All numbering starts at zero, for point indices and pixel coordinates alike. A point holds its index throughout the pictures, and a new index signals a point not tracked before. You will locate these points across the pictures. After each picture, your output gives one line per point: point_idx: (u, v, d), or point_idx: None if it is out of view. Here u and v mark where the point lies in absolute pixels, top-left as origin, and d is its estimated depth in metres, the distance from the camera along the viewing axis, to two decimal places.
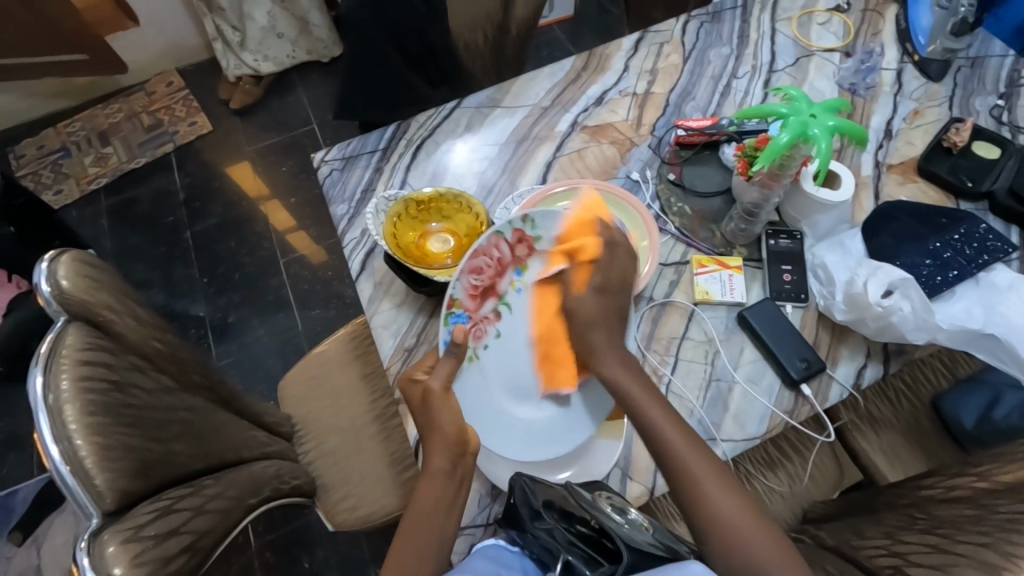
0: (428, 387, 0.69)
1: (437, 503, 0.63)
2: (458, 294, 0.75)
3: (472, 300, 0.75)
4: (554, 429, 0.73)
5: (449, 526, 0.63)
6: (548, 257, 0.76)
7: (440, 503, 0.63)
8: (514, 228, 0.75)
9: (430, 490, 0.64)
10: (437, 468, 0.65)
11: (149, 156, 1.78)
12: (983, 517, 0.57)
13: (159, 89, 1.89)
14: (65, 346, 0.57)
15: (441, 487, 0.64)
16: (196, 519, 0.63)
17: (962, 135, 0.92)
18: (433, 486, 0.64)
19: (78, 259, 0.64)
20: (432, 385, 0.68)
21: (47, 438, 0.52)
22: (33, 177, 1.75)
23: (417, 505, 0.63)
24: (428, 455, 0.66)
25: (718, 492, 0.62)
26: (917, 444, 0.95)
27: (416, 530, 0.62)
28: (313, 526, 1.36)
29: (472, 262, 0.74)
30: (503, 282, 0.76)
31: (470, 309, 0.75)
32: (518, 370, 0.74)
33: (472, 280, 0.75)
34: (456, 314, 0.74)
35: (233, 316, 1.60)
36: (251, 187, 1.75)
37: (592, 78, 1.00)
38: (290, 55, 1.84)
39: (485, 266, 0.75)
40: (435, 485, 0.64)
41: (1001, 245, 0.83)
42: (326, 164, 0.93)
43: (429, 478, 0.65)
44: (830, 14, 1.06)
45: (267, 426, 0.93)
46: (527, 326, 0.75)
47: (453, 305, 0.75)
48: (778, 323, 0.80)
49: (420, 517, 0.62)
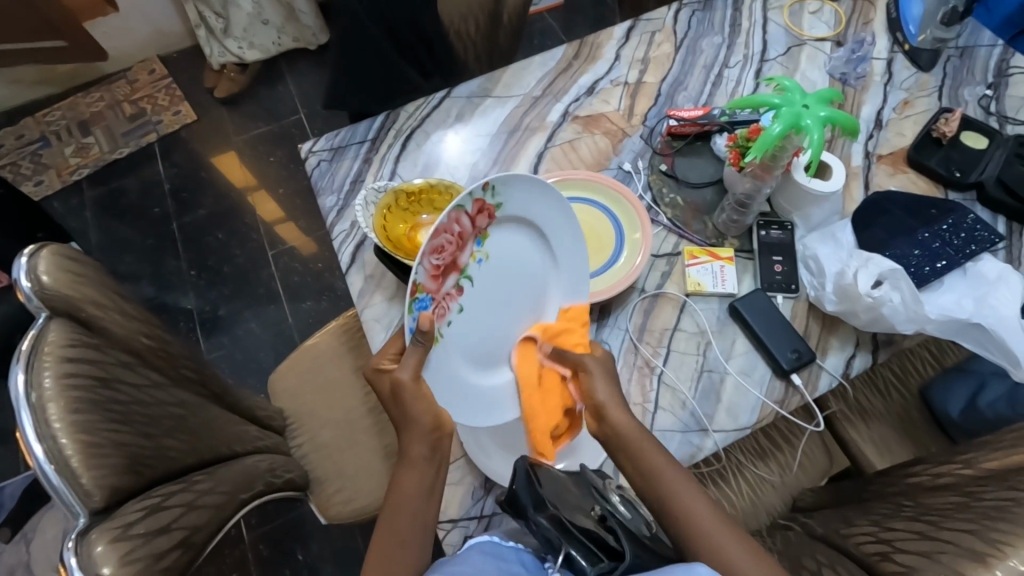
0: (397, 380, 0.61)
1: (419, 492, 0.63)
2: (421, 279, 0.58)
3: (434, 282, 0.60)
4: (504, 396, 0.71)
5: (430, 515, 0.63)
6: (502, 222, 0.67)
7: (422, 492, 0.63)
8: (476, 197, 0.60)
9: (412, 479, 0.63)
10: (416, 456, 0.63)
11: (132, 146, 1.74)
12: (969, 505, 0.58)
13: (141, 78, 1.85)
14: (48, 343, 0.56)
15: (421, 475, 0.64)
16: (188, 515, 0.62)
17: (951, 125, 0.92)
18: (415, 475, 0.63)
19: (60, 253, 0.62)
20: (401, 378, 0.61)
21: (30, 437, 0.51)
22: (12, 168, 1.71)
23: (399, 494, 0.63)
24: (407, 443, 0.64)
25: (690, 494, 0.63)
26: (904, 433, 0.96)
27: (399, 517, 0.62)
28: (307, 518, 1.36)
29: (435, 241, 0.58)
30: (464, 255, 0.63)
31: (434, 291, 0.60)
32: (479, 340, 0.68)
33: (434, 260, 0.59)
34: (421, 301, 0.59)
35: (222, 309, 1.58)
36: (238, 178, 1.72)
37: (584, 67, 0.99)
38: (275, 42, 1.81)
39: (447, 242, 0.60)
40: (417, 473, 0.63)
41: (988, 235, 0.84)
42: (314, 155, 0.92)
43: (409, 467, 0.64)
44: (822, 3, 1.06)
45: (258, 421, 0.92)
46: (486, 303, 0.67)
47: (415, 292, 0.58)
48: (769, 313, 0.80)
49: (404, 507, 0.62)
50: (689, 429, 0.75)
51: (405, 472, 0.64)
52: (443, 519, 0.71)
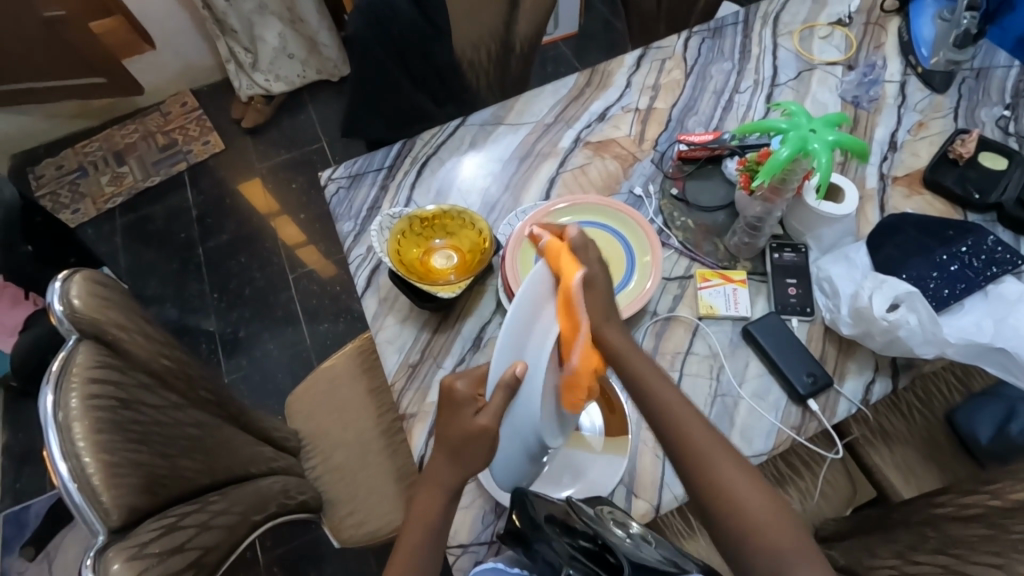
0: (481, 428, 0.57)
1: (430, 521, 0.61)
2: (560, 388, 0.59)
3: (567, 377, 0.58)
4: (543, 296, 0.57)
5: (440, 541, 0.62)
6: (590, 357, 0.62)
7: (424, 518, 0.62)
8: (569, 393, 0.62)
9: (424, 499, 0.62)
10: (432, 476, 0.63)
11: (163, 175, 1.82)
12: (996, 538, 0.56)
13: (174, 110, 1.94)
14: (76, 363, 0.58)
15: (442, 499, 0.61)
16: (201, 536, 0.63)
17: (968, 146, 0.91)
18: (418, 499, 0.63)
19: (90, 278, 0.65)
20: (484, 426, 0.57)
21: (55, 455, 0.53)
22: (51, 196, 1.80)
23: (415, 513, 0.62)
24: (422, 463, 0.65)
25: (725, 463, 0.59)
26: (932, 460, 0.93)
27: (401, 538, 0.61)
28: (321, 542, 1.36)
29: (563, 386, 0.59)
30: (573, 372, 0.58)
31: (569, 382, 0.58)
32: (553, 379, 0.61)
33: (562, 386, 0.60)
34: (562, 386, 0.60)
35: (243, 332, 1.61)
36: (262, 204, 1.78)
37: (595, 94, 1.01)
38: (300, 75, 1.89)
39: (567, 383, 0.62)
40: (428, 493, 0.62)
41: (1010, 257, 0.82)
42: (333, 182, 0.95)
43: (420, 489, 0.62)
44: (832, 28, 1.07)
45: (275, 442, 0.93)
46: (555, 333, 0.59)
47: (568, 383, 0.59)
48: (783, 337, 0.79)
49: (412, 532, 0.62)
50: None
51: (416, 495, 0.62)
52: (451, 544, 0.71)
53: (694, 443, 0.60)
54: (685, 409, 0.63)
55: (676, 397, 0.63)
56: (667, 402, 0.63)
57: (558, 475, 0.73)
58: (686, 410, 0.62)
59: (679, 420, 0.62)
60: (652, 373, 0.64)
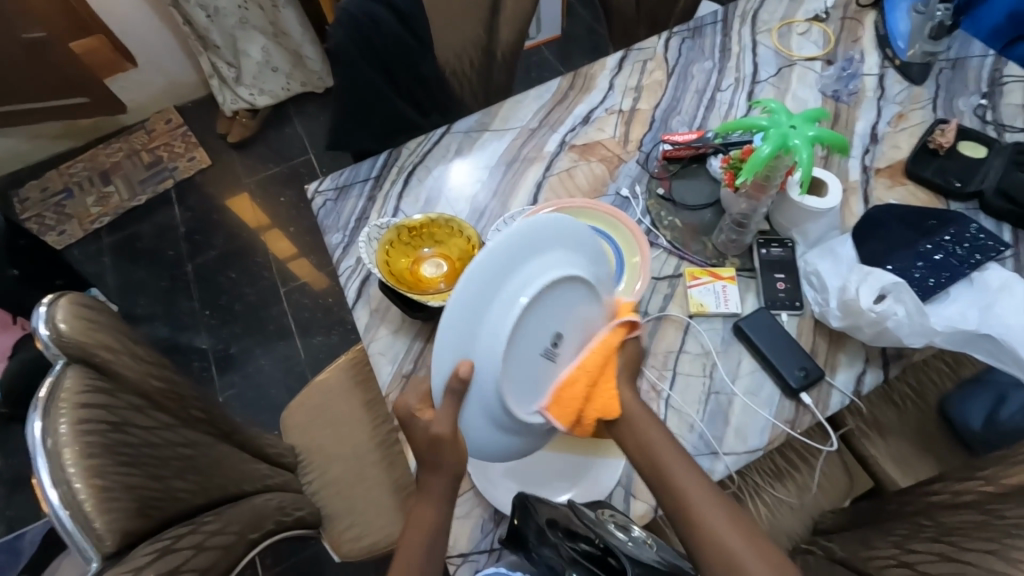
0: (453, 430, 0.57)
1: (433, 527, 0.63)
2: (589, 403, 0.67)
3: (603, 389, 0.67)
4: (502, 264, 0.58)
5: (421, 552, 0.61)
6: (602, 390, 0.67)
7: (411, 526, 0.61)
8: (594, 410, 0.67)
9: None
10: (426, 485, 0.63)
11: (149, 193, 1.81)
12: (990, 523, 0.56)
13: (158, 127, 1.93)
14: (64, 388, 0.58)
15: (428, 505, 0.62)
16: (198, 557, 0.62)
17: (947, 136, 0.93)
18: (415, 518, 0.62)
19: (76, 301, 0.65)
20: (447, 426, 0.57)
21: (45, 482, 0.52)
22: (37, 219, 1.78)
23: None
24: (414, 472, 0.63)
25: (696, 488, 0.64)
26: (925, 449, 0.93)
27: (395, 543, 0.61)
28: (322, 556, 1.34)
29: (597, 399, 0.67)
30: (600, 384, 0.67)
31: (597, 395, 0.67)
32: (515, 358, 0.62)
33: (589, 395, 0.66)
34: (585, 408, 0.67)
35: (236, 348, 1.60)
36: (250, 218, 1.77)
37: (579, 97, 1.02)
38: (285, 88, 1.89)
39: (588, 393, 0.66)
40: None
41: (993, 244, 0.83)
42: (320, 195, 0.95)
43: None
44: (810, 24, 1.08)
45: (270, 458, 0.92)
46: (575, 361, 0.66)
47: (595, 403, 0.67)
48: (774, 332, 0.80)
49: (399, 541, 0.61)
50: (700, 453, 0.74)
51: None
52: (452, 554, 0.70)
53: (709, 525, 0.62)
54: (704, 491, 0.64)
55: (695, 482, 0.64)
56: (690, 498, 0.63)
57: (554, 480, 0.73)
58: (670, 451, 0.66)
59: (655, 455, 0.66)
60: (681, 470, 0.65)
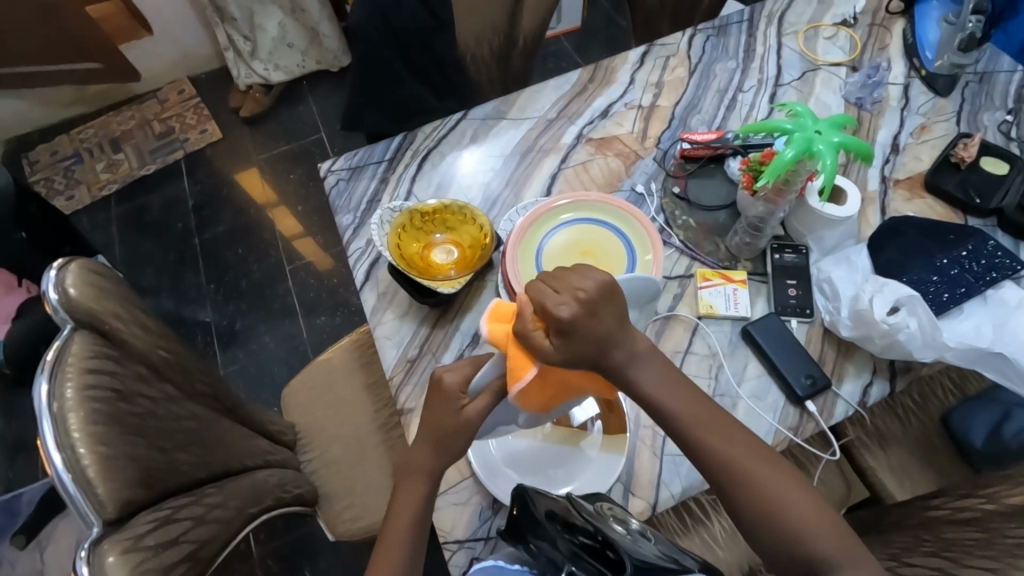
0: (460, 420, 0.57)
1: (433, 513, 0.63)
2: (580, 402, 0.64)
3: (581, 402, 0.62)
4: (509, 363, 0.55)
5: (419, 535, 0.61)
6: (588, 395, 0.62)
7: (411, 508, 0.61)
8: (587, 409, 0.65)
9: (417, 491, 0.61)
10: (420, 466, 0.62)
11: (159, 163, 1.80)
12: (992, 542, 0.57)
13: (171, 98, 1.92)
14: (71, 353, 0.58)
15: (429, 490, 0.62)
16: (198, 529, 0.63)
17: (970, 150, 0.91)
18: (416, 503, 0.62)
19: (86, 267, 0.65)
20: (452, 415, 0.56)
21: (50, 445, 0.53)
22: (46, 182, 1.78)
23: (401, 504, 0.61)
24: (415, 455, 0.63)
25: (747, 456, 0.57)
26: (926, 462, 0.94)
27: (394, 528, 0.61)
28: (315, 535, 1.35)
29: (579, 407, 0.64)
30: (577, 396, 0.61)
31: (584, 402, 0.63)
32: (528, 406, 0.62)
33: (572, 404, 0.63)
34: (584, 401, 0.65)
35: (239, 323, 1.60)
36: (259, 195, 1.76)
37: (598, 90, 1.01)
38: (300, 65, 1.87)
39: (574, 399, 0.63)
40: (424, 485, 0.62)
41: (1009, 262, 0.82)
42: (333, 174, 0.94)
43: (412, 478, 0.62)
44: (837, 29, 1.06)
45: (271, 435, 0.93)
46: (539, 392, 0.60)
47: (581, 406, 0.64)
48: (783, 338, 0.79)
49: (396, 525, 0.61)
50: None
51: (409, 490, 0.62)
52: (449, 539, 0.71)
53: (774, 501, 0.56)
54: (760, 462, 0.57)
55: (746, 455, 0.57)
56: (741, 470, 0.57)
57: (554, 474, 0.73)
58: (713, 417, 0.58)
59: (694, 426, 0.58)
60: (727, 440, 0.58)
